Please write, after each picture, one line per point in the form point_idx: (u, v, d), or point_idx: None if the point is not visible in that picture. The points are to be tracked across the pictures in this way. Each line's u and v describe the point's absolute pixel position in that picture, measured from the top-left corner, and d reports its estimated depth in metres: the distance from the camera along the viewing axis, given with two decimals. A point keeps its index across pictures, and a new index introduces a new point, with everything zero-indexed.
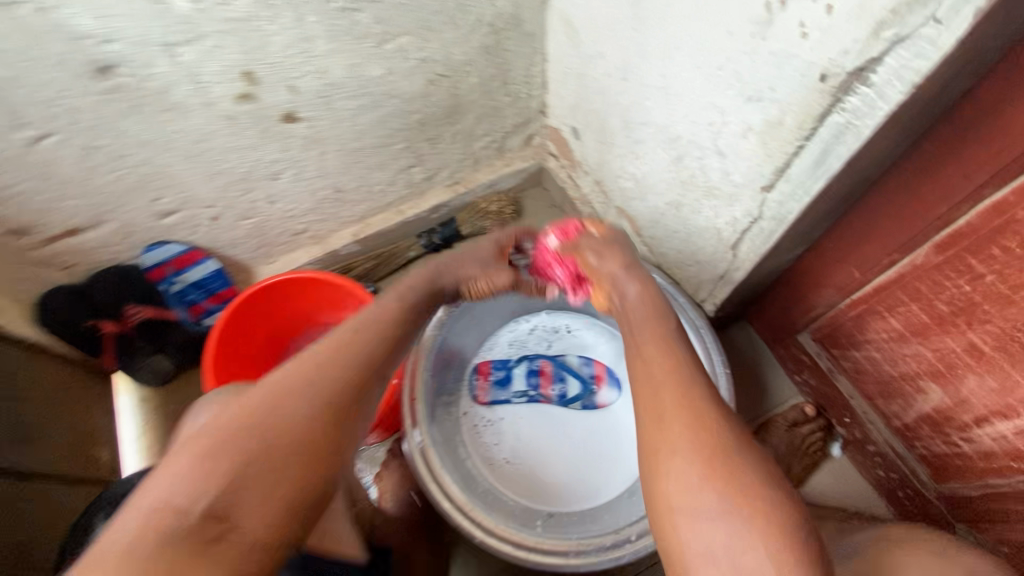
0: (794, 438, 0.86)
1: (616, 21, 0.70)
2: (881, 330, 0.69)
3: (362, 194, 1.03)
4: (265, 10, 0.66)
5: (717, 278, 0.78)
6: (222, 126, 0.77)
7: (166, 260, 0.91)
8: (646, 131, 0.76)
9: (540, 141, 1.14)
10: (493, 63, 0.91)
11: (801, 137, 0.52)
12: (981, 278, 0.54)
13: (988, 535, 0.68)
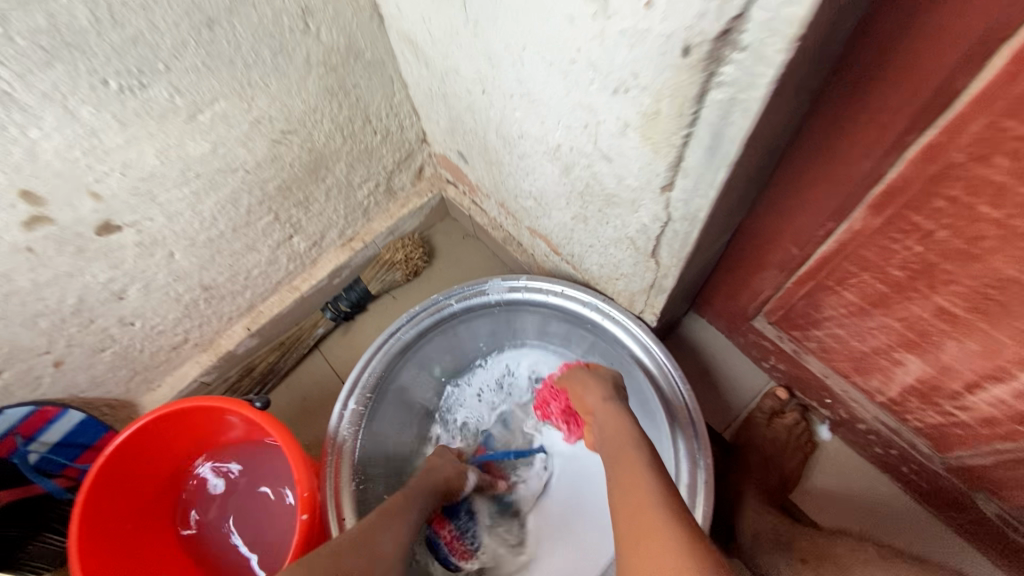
0: (778, 433, 0.78)
1: (455, 30, 0.60)
2: (836, 305, 0.60)
3: (241, 283, 0.89)
4: (13, 114, 0.53)
5: (647, 288, 0.68)
6: (19, 262, 0.62)
7: (9, 429, 0.74)
8: (525, 145, 0.65)
9: (433, 171, 1.02)
10: (344, 104, 0.79)
11: (684, 124, 0.42)
12: (931, 235, 0.45)
13: (1011, 501, 0.61)
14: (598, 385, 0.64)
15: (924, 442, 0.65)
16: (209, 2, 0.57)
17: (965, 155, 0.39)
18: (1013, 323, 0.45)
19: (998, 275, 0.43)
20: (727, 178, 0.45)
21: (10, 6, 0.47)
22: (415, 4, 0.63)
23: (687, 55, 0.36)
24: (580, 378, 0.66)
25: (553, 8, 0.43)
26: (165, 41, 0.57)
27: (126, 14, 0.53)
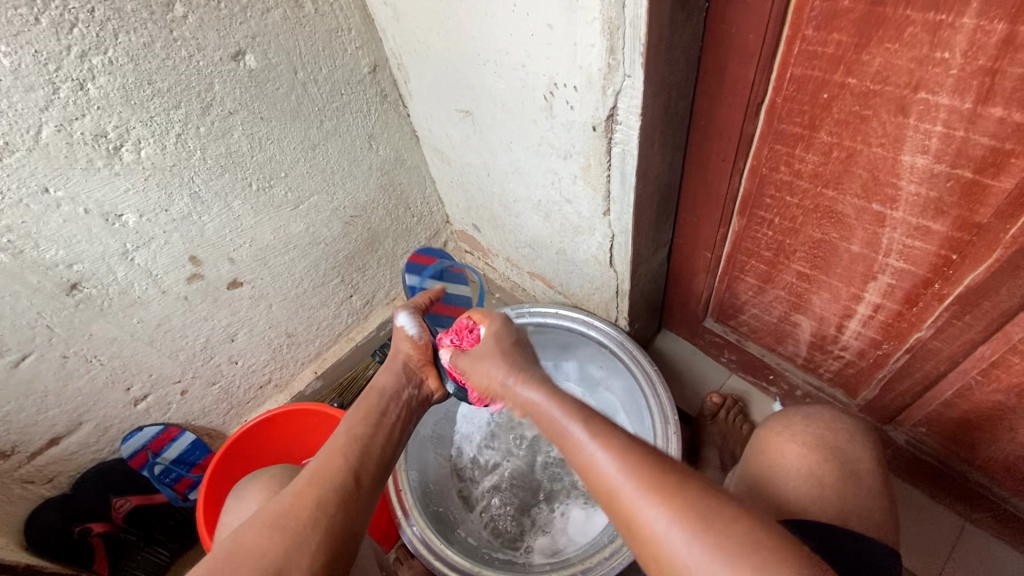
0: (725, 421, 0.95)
1: (468, 139, 0.93)
2: (747, 289, 0.85)
3: (313, 332, 1.16)
4: (198, 206, 0.84)
5: (615, 296, 0.94)
6: (178, 307, 0.90)
7: (144, 444, 0.98)
8: (518, 205, 0.96)
9: (454, 245, 1.34)
10: (392, 196, 1.13)
11: (605, 169, 0.71)
12: (772, 223, 0.72)
13: (908, 425, 0.79)
14: (491, 349, 0.69)
15: (840, 392, 0.85)
16: (315, 134, 0.92)
17: (768, 168, 0.67)
18: (837, 269, 0.69)
19: (813, 238, 0.68)
20: (640, 199, 0.73)
21: (211, 143, 0.81)
22: (442, 126, 0.98)
23: (595, 130, 0.67)
24: (472, 356, 0.70)
25: (525, 115, 0.75)
26: (287, 159, 0.91)
27: (268, 144, 0.88)
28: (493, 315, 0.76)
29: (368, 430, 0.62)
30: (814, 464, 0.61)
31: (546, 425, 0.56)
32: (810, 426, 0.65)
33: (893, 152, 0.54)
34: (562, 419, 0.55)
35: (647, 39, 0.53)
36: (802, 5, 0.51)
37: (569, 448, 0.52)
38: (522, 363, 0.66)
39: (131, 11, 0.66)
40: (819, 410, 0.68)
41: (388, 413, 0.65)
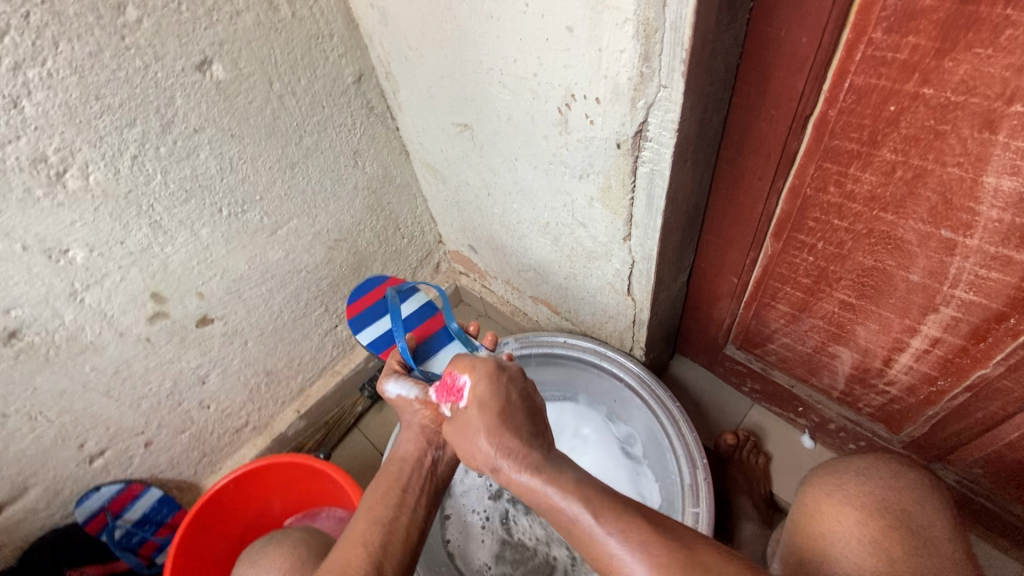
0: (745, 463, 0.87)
1: (466, 155, 0.85)
2: (778, 317, 0.78)
3: (295, 368, 1.05)
4: (160, 236, 0.74)
5: (631, 325, 0.86)
6: (138, 350, 0.79)
7: (102, 506, 0.86)
8: (522, 228, 0.87)
9: (447, 266, 1.25)
10: (381, 217, 1.03)
11: (629, 190, 0.63)
12: (815, 248, 0.64)
13: (960, 464, 0.72)
14: (475, 414, 0.53)
15: (881, 427, 0.78)
16: (294, 152, 0.83)
17: (813, 188, 0.59)
18: (890, 300, 0.62)
19: (864, 266, 0.61)
20: (667, 223, 0.65)
21: (174, 165, 0.70)
22: (436, 142, 0.89)
23: (619, 148, 0.58)
24: (458, 423, 0.55)
25: (535, 131, 0.67)
26: (262, 180, 0.81)
27: (240, 165, 0.77)
28: (473, 362, 0.57)
29: (390, 513, 0.55)
30: (876, 533, 0.53)
31: (555, 520, 0.47)
32: (868, 484, 0.57)
33: (973, 172, 0.47)
34: (575, 516, 0.45)
35: (691, 43, 0.45)
36: (870, 5, 0.44)
37: (591, 553, 0.43)
38: (515, 428, 0.52)
39: (74, 15, 0.56)
40: (872, 464, 0.59)
41: (410, 487, 0.58)
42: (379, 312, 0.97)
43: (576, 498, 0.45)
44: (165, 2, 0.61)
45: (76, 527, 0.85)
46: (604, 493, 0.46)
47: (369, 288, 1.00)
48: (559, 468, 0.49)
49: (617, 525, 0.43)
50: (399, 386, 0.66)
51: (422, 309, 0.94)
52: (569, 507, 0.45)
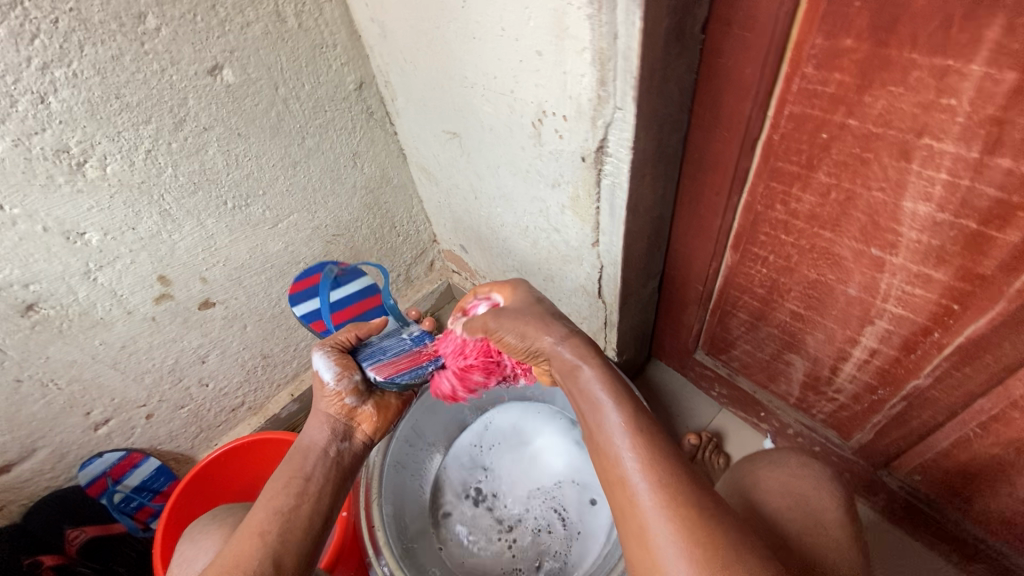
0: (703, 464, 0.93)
1: (455, 161, 0.90)
2: (739, 325, 0.82)
3: (290, 354, 1.12)
4: (168, 224, 0.80)
5: (603, 326, 0.91)
6: (144, 328, 0.86)
7: (104, 471, 0.93)
8: (506, 231, 0.93)
9: (441, 264, 1.31)
10: (377, 215, 1.09)
11: (594, 200, 0.68)
12: (767, 260, 0.69)
13: (902, 471, 0.76)
14: (533, 314, 0.63)
15: (833, 434, 0.83)
16: (296, 151, 0.89)
17: (763, 205, 0.64)
18: (833, 311, 0.66)
19: (808, 279, 0.66)
20: (630, 232, 0.70)
21: (184, 159, 0.77)
22: (429, 147, 0.95)
23: (584, 161, 0.64)
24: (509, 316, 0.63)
25: (513, 142, 0.73)
26: (265, 176, 0.87)
27: (245, 161, 0.84)
28: (516, 287, 0.68)
29: (291, 502, 0.58)
30: (781, 511, 0.58)
31: (581, 401, 0.56)
32: (776, 471, 0.62)
33: (894, 197, 0.52)
34: (602, 402, 0.54)
35: (640, 72, 0.50)
36: (801, 42, 0.50)
37: (601, 430, 0.52)
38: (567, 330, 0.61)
39: (99, 22, 0.63)
40: (785, 453, 0.64)
41: (313, 476, 0.61)
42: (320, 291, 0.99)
43: (607, 389, 0.54)
44: (182, 12, 0.68)
45: (79, 489, 0.92)
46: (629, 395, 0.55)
47: (311, 270, 1.00)
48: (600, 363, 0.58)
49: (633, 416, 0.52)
50: (321, 362, 0.69)
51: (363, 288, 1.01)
52: (599, 392, 0.54)
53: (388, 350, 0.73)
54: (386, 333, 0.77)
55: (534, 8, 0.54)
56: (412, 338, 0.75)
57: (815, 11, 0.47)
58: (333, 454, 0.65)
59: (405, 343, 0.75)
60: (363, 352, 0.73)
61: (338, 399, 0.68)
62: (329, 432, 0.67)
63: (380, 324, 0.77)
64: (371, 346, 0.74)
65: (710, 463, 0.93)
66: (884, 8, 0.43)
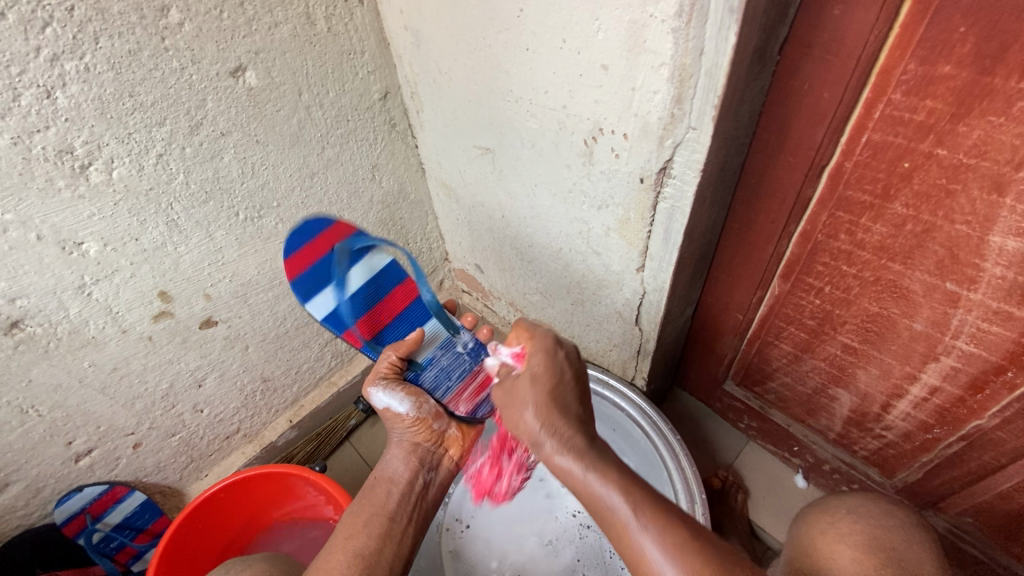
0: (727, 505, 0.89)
1: (483, 178, 0.86)
2: (780, 356, 0.79)
3: (292, 377, 1.04)
4: (174, 235, 0.73)
5: (635, 354, 0.87)
6: (139, 348, 0.78)
7: (83, 507, 0.84)
8: (533, 252, 0.88)
9: (451, 284, 1.26)
10: (392, 231, 1.04)
11: (647, 224, 0.65)
12: (821, 291, 0.67)
13: (951, 512, 0.74)
14: (518, 386, 0.60)
15: (875, 471, 0.80)
16: (315, 162, 0.83)
17: (824, 235, 0.61)
18: (891, 346, 0.64)
19: (868, 312, 0.63)
20: (681, 258, 0.66)
21: (196, 166, 0.71)
22: (454, 162, 0.91)
23: (642, 183, 0.60)
24: (508, 391, 0.61)
25: (558, 160, 0.69)
26: (281, 187, 0.81)
27: (262, 170, 0.78)
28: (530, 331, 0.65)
29: (372, 544, 0.56)
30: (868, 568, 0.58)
31: (585, 498, 0.52)
32: (858, 524, 0.63)
33: (981, 231, 0.50)
34: (610, 499, 0.49)
35: (724, 90, 0.48)
36: (890, 68, 0.47)
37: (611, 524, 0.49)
38: (563, 411, 0.57)
39: (118, 13, 0.57)
40: (864, 503, 0.66)
41: (396, 516, 0.60)
42: (329, 270, 0.77)
43: (613, 486, 0.50)
44: (207, 8, 0.63)
45: (54, 528, 0.82)
46: (640, 484, 0.51)
47: (300, 242, 0.76)
48: (598, 457, 0.53)
49: (630, 494, 0.49)
50: (389, 399, 0.69)
51: (381, 275, 0.80)
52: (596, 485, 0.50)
53: (452, 375, 0.78)
54: (441, 346, 0.79)
55: (606, 19, 0.50)
56: (469, 352, 0.80)
57: (909, 37, 0.45)
58: (417, 488, 0.65)
59: (463, 360, 0.79)
60: (425, 379, 0.77)
61: (424, 428, 0.69)
62: (415, 464, 0.67)
63: (417, 341, 0.75)
64: (432, 368, 0.78)
65: (732, 501, 0.89)
66: (994, 35, 0.41)
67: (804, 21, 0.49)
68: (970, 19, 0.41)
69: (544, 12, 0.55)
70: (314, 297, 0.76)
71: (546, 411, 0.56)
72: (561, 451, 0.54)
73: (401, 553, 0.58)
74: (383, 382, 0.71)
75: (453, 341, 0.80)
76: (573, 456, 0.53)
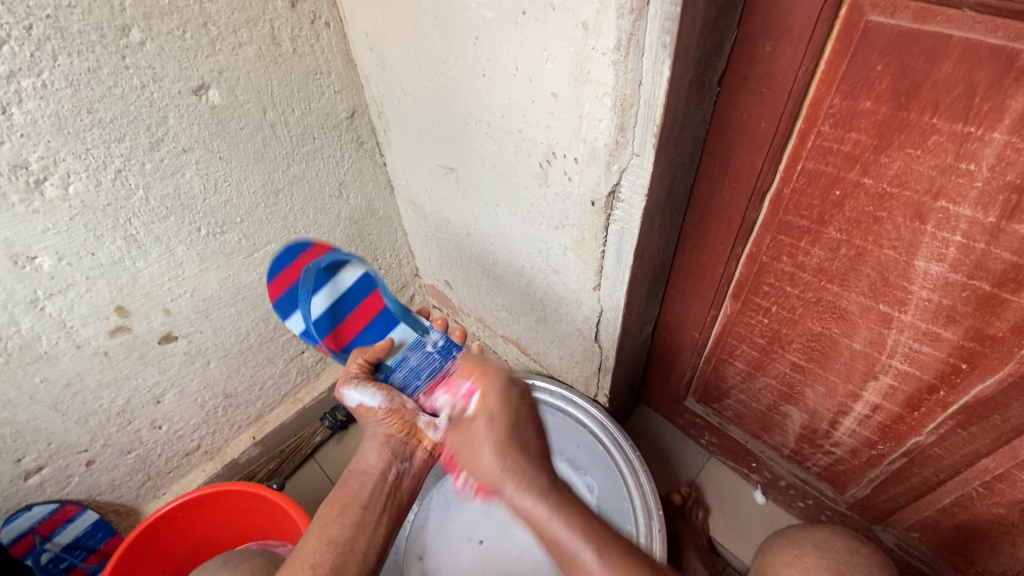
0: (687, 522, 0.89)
1: (449, 197, 0.88)
2: (734, 373, 0.81)
3: (255, 393, 1.03)
4: (133, 250, 0.73)
5: (597, 370, 0.89)
6: (94, 364, 0.77)
7: (31, 527, 0.82)
8: (498, 269, 0.90)
9: (421, 299, 1.27)
10: (360, 247, 1.05)
11: (600, 244, 0.66)
12: (768, 311, 0.69)
13: (898, 527, 0.76)
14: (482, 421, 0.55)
15: (828, 486, 0.82)
16: (280, 179, 0.84)
17: (768, 257, 0.64)
18: (835, 365, 0.66)
19: (812, 331, 0.65)
20: (634, 277, 0.68)
21: (157, 182, 0.71)
22: (421, 180, 0.92)
23: (593, 206, 0.62)
24: (461, 430, 0.57)
25: (516, 182, 0.71)
26: (244, 203, 0.82)
27: (225, 187, 0.78)
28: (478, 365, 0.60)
29: (347, 532, 0.59)
30: None
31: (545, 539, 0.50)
32: (824, 559, 0.66)
33: (906, 256, 0.52)
34: (574, 544, 0.48)
35: (663, 120, 0.50)
36: (818, 103, 0.50)
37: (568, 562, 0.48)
38: (522, 448, 0.53)
39: (77, 32, 0.58)
40: (829, 538, 0.69)
41: (370, 505, 0.63)
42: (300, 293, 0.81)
43: (573, 527, 0.48)
44: (169, 28, 0.64)
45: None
46: (601, 524, 0.49)
47: (284, 264, 0.83)
48: (563, 495, 0.51)
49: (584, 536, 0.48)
50: (360, 394, 0.69)
51: (350, 290, 0.82)
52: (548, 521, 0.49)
53: (422, 374, 0.76)
54: (410, 347, 0.78)
55: (554, 49, 0.52)
56: (439, 350, 0.78)
57: (834, 73, 0.47)
58: (390, 480, 0.66)
59: (433, 359, 0.77)
60: (395, 380, 0.74)
61: (398, 419, 0.68)
62: (387, 455, 0.67)
63: (388, 346, 0.74)
64: (404, 367, 0.76)
65: (691, 518, 0.90)
66: (907, 74, 0.43)
67: (740, 55, 0.51)
68: (886, 59, 0.44)
69: (498, 40, 0.57)
70: (290, 318, 0.82)
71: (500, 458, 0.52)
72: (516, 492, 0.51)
73: (377, 546, 0.60)
74: (352, 378, 0.70)
75: (422, 341, 0.78)
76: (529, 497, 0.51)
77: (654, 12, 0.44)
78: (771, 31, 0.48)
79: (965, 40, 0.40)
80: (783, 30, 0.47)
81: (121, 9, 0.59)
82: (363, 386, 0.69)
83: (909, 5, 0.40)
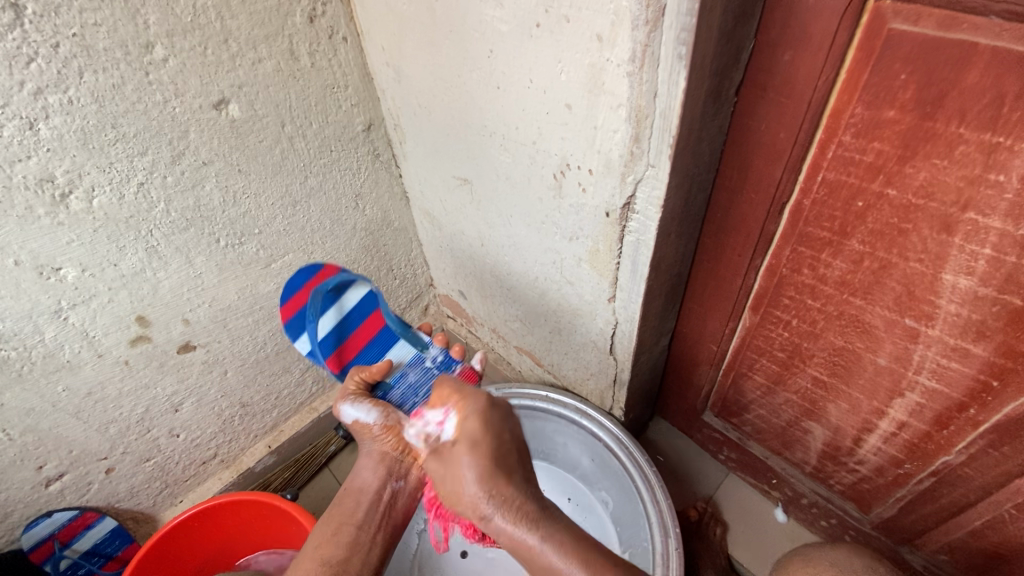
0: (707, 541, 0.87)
1: (463, 208, 0.88)
2: (754, 387, 0.79)
3: (271, 402, 1.04)
4: (154, 261, 0.74)
5: (612, 383, 0.87)
6: (115, 373, 0.78)
7: (51, 533, 0.83)
8: (512, 279, 0.89)
9: (436, 309, 1.27)
10: (376, 257, 1.05)
11: (615, 256, 0.66)
12: (789, 324, 0.67)
13: (927, 549, 0.73)
14: (472, 449, 0.56)
15: (851, 506, 0.79)
16: (297, 191, 0.85)
17: (789, 269, 0.62)
18: (859, 380, 0.64)
19: (834, 345, 0.64)
20: (649, 290, 0.67)
21: (177, 195, 0.72)
22: (435, 192, 0.93)
23: (609, 218, 0.62)
24: (443, 461, 0.58)
25: (531, 193, 0.70)
26: (263, 214, 0.83)
27: (243, 198, 0.79)
28: (445, 388, 0.61)
29: (341, 552, 0.60)
30: None
31: (526, 558, 0.53)
32: (840, 575, 0.64)
33: (933, 269, 0.51)
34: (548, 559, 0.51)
35: (678, 130, 0.49)
36: (839, 112, 0.48)
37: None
38: (499, 469, 0.55)
39: (103, 49, 0.59)
40: (849, 556, 0.67)
41: (365, 525, 0.64)
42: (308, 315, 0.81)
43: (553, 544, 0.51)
44: (191, 45, 0.65)
45: (21, 554, 0.81)
46: (573, 534, 0.53)
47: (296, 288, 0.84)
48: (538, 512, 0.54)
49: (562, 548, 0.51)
50: (355, 410, 0.67)
51: (358, 307, 0.81)
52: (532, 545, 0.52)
53: (422, 390, 0.73)
54: (410, 363, 0.76)
55: (568, 61, 0.52)
56: (439, 367, 0.76)
57: (855, 82, 0.46)
58: (385, 497, 0.67)
59: (434, 376, 0.75)
60: (393, 396, 0.72)
61: (393, 436, 0.67)
62: (388, 477, 0.66)
63: (386, 367, 0.71)
64: (403, 383, 0.73)
65: (710, 536, 0.88)
66: (932, 83, 0.42)
67: (758, 65, 0.51)
68: (910, 67, 0.43)
69: (511, 52, 0.57)
70: (299, 338, 0.80)
71: (485, 495, 0.54)
72: (494, 526, 0.54)
73: None
74: (347, 394, 0.69)
75: (422, 357, 0.76)
76: (507, 527, 0.53)
77: (669, 23, 0.43)
78: (789, 41, 0.47)
79: (993, 47, 0.38)
80: (802, 39, 0.47)
81: (145, 27, 0.61)
82: (357, 400, 0.68)
83: (933, 13, 0.39)
